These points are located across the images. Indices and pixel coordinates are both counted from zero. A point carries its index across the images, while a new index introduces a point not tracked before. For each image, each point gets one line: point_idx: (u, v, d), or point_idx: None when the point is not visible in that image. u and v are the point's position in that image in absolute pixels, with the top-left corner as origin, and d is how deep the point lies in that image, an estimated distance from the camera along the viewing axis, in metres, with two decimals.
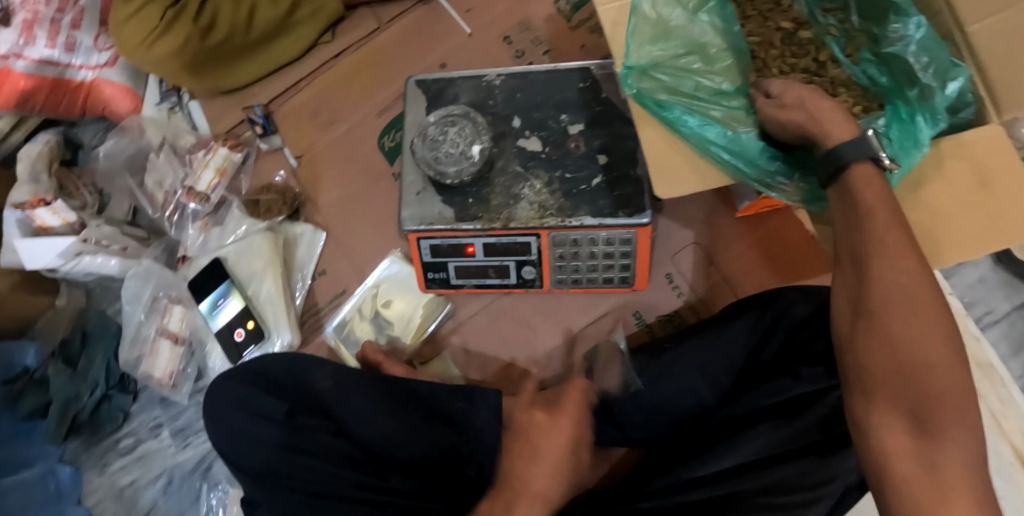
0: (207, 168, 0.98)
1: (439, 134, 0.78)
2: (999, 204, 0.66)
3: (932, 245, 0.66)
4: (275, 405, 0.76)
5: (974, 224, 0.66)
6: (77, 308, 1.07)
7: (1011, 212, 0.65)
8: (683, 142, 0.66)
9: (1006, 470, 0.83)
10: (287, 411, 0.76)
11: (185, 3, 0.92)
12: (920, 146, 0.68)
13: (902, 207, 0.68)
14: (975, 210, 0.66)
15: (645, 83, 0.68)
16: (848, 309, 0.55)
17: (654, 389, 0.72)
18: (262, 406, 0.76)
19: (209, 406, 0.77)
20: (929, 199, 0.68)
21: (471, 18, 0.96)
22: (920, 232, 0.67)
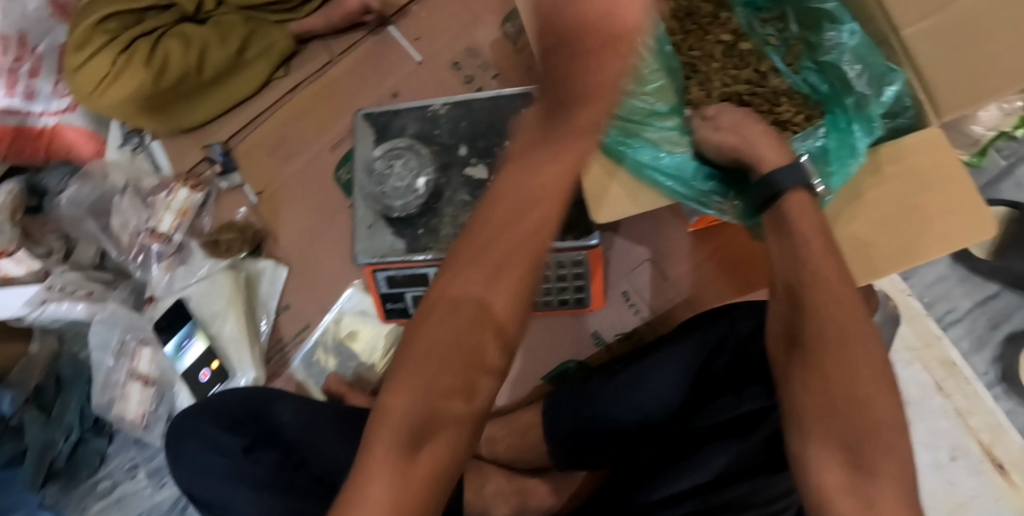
0: (168, 210, 0.98)
1: (386, 168, 0.79)
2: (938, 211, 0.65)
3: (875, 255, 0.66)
4: (233, 440, 0.74)
5: (914, 232, 0.65)
6: (51, 352, 1.06)
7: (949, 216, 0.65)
8: (619, 167, 0.66)
9: (977, 468, 0.82)
10: (245, 446, 0.74)
11: (135, 48, 0.93)
12: (857, 155, 0.67)
13: (842, 221, 0.68)
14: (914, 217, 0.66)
15: None
16: (780, 338, 0.59)
17: (609, 409, 0.70)
18: (221, 441, 0.74)
19: (174, 442, 0.76)
20: (868, 209, 0.67)
21: (420, 47, 0.97)
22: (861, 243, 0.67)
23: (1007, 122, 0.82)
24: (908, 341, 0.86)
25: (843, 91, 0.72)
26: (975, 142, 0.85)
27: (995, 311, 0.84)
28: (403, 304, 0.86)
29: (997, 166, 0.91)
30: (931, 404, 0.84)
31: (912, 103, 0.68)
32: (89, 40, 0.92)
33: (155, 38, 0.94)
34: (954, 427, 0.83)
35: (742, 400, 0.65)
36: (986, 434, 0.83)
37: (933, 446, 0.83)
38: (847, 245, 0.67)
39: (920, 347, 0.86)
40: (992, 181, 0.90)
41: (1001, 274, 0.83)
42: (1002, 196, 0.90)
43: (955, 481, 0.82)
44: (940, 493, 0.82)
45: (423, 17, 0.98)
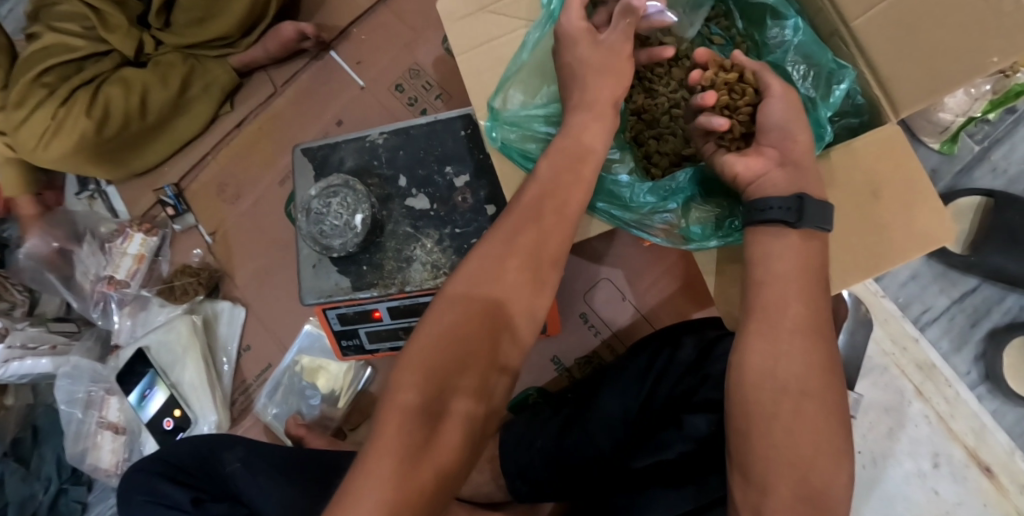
0: (125, 256, 0.96)
1: (322, 208, 0.76)
2: (896, 216, 0.57)
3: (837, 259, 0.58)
4: (180, 493, 0.67)
5: (875, 237, 0.57)
6: (26, 403, 1.07)
7: (914, 219, 0.57)
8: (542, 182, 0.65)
9: (960, 474, 0.85)
10: (194, 499, 0.67)
11: (73, 100, 0.91)
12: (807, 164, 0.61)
13: None
14: (874, 220, 0.58)
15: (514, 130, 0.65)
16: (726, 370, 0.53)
17: (560, 442, 0.70)
18: (167, 494, 0.67)
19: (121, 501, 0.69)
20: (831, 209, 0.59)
21: (362, 70, 0.94)
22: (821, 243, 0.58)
23: (977, 106, 0.76)
24: (884, 346, 0.88)
25: None
26: (942, 129, 0.82)
27: (973, 308, 0.87)
28: (357, 340, 0.83)
29: (971, 151, 0.89)
30: (912, 410, 0.87)
31: (863, 101, 0.62)
32: (28, 97, 0.92)
33: (94, 86, 0.92)
34: (935, 433, 0.86)
35: (684, 433, 0.61)
36: (970, 437, 0.85)
37: (916, 455, 0.86)
38: None
39: (898, 351, 0.88)
40: (965, 168, 0.88)
41: (978, 268, 0.84)
42: (975, 184, 0.89)
43: (939, 489, 0.85)
44: (924, 503, 0.85)
45: (363, 39, 0.95)
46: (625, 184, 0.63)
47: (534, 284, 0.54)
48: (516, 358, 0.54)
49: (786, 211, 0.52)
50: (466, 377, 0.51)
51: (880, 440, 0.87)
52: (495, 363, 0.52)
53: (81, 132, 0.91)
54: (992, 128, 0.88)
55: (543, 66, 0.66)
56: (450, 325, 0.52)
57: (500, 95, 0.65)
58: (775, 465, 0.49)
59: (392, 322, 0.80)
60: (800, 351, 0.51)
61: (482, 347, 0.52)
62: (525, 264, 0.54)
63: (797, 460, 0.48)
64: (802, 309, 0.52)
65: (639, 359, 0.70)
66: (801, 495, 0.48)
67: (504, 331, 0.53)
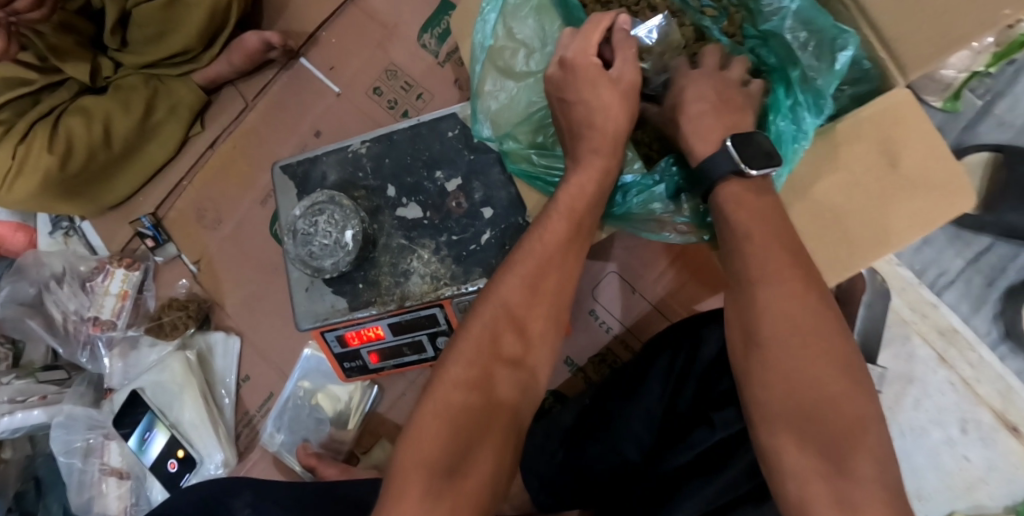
0: (108, 295, 0.92)
1: (309, 227, 0.73)
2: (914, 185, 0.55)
3: (871, 232, 0.55)
4: None
5: (902, 204, 0.55)
6: (25, 455, 1.04)
7: (936, 181, 0.54)
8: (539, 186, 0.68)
9: (990, 438, 0.82)
10: None
11: (32, 137, 0.86)
12: (802, 138, 0.57)
13: (832, 193, 0.56)
14: (899, 188, 0.55)
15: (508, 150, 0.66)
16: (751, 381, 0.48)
17: (579, 449, 0.68)
18: None
19: None
20: (851, 181, 0.56)
21: (336, 76, 0.89)
22: (852, 213, 0.56)
23: (979, 61, 0.71)
24: (903, 314, 0.85)
25: (786, 64, 0.61)
26: (945, 87, 0.77)
27: (989, 267, 0.83)
28: (361, 361, 0.79)
29: (974, 107, 0.85)
30: (935, 377, 0.84)
31: (871, 66, 0.58)
32: None
33: (53, 118, 0.87)
34: (961, 398, 0.83)
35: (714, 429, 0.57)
36: (997, 400, 0.82)
37: (943, 422, 0.83)
38: (836, 226, 0.56)
39: (917, 319, 0.85)
40: (970, 124, 0.85)
41: (991, 227, 0.81)
42: (982, 139, 0.85)
43: (968, 455, 0.82)
44: (954, 470, 0.82)
45: (333, 43, 0.90)
46: (624, 187, 0.62)
47: (550, 321, 0.55)
48: (527, 351, 0.54)
49: None
50: (481, 398, 0.51)
51: (904, 409, 0.84)
52: (501, 387, 0.52)
53: (44, 168, 0.86)
54: (994, 80, 0.84)
55: (510, 71, 0.66)
56: (460, 367, 0.52)
57: (482, 118, 0.66)
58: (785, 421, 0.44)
59: (395, 339, 0.76)
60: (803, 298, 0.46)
61: (482, 348, 0.52)
62: (533, 297, 0.54)
63: (816, 411, 0.43)
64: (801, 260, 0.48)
65: (660, 359, 0.65)
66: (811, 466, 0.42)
67: (503, 355, 0.53)
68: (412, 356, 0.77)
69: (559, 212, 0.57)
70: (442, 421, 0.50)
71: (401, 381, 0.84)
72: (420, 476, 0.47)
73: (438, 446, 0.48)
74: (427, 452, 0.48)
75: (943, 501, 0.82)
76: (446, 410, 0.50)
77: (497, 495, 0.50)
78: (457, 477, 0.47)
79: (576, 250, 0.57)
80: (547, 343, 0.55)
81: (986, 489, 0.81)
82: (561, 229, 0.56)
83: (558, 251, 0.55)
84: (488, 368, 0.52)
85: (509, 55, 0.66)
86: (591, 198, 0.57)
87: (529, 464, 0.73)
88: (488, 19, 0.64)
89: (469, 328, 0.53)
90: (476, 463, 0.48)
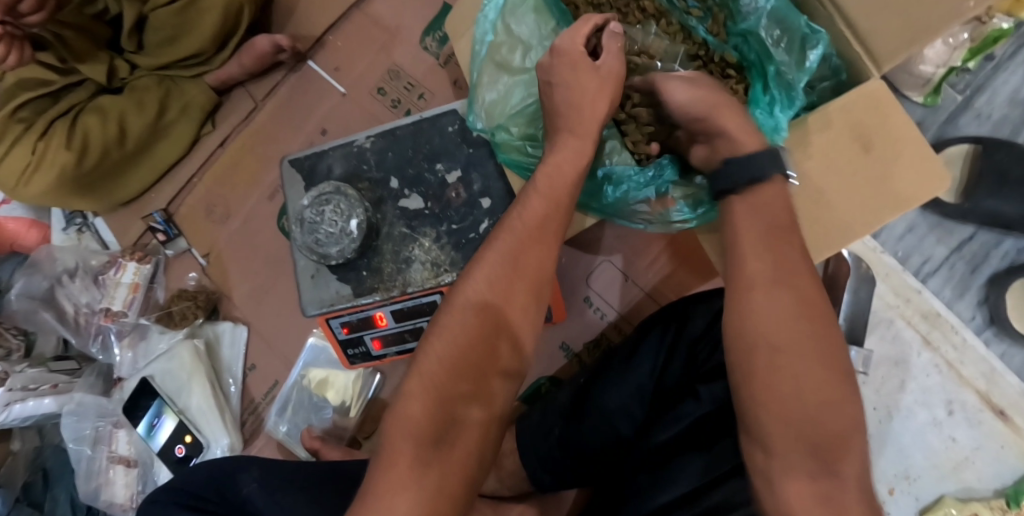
0: (119, 286, 0.95)
1: (316, 216, 0.76)
2: (884, 171, 0.59)
3: (851, 214, 0.59)
4: None
5: (880, 187, 0.59)
6: (34, 447, 1.06)
7: (911, 165, 0.58)
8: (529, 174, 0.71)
9: (975, 419, 0.85)
10: None
11: (52, 134, 0.90)
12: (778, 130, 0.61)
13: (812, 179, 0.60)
14: (876, 173, 0.59)
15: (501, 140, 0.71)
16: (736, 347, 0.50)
17: (573, 426, 0.70)
18: None
19: None
20: (829, 167, 0.60)
21: (342, 77, 0.93)
22: (833, 196, 0.60)
23: (956, 56, 0.77)
24: (888, 300, 0.89)
25: (763, 60, 0.65)
26: (924, 81, 0.83)
27: (972, 254, 0.88)
28: (364, 348, 0.81)
29: (955, 101, 0.89)
30: (920, 360, 0.87)
31: (840, 62, 0.64)
32: (5, 133, 0.91)
33: (71, 117, 0.91)
34: (946, 380, 0.86)
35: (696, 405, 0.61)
36: (981, 382, 0.86)
37: (930, 404, 0.86)
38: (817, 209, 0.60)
39: (902, 303, 0.88)
40: (951, 117, 0.89)
41: (972, 215, 0.84)
42: (962, 131, 0.89)
43: (955, 436, 0.85)
44: (942, 451, 0.85)
45: (339, 46, 0.94)
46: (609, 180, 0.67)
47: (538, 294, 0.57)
48: (523, 326, 0.56)
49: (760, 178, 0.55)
50: (474, 369, 0.54)
51: (892, 393, 0.87)
52: (493, 359, 0.55)
53: (61, 164, 0.89)
54: (972, 76, 0.89)
55: (507, 66, 0.71)
56: (450, 343, 0.54)
57: (477, 109, 0.71)
58: (767, 396, 0.47)
59: (397, 326, 0.78)
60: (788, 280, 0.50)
61: (467, 327, 0.54)
62: (524, 272, 0.57)
63: (805, 389, 0.47)
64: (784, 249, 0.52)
65: (652, 333, 0.69)
66: (794, 443, 0.46)
67: (499, 326, 0.55)
68: (413, 342, 0.79)
69: (539, 196, 0.59)
70: (428, 397, 0.52)
71: (402, 367, 0.87)
72: (406, 449, 0.50)
73: (426, 418, 0.51)
74: (416, 425, 0.51)
75: (933, 482, 0.85)
76: (438, 383, 0.52)
77: (484, 462, 0.53)
78: (444, 447, 0.50)
79: (554, 230, 0.59)
80: (537, 315, 0.57)
81: (973, 469, 0.84)
82: (549, 216, 0.59)
83: (545, 228, 0.58)
84: (480, 346, 0.54)
85: (507, 51, 0.71)
86: (579, 190, 0.61)
87: (525, 449, 0.74)
88: (487, 17, 0.69)
89: (455, 305, 0.56)
90: (460, 436, 0.51)
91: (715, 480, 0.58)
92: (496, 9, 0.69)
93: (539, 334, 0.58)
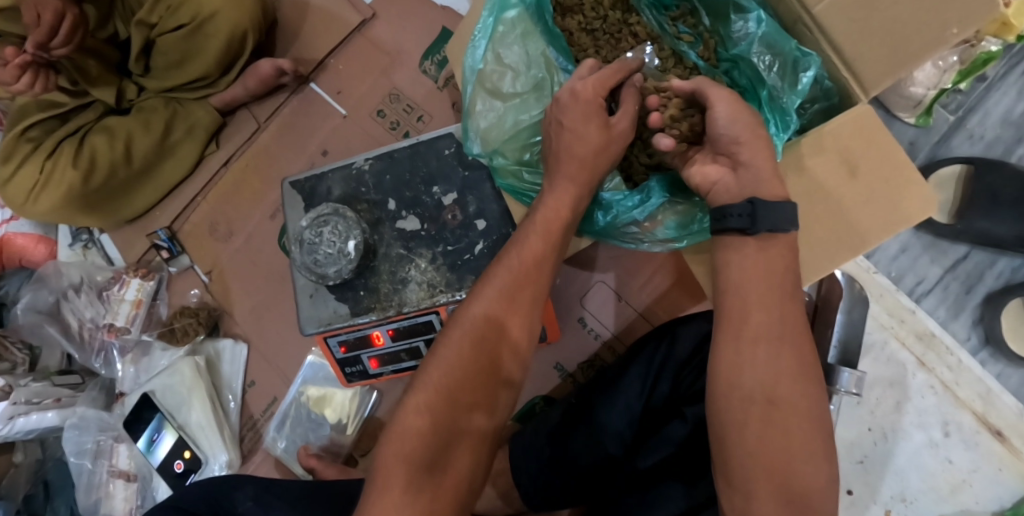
0: (123, 302, 0.97)
1: (315, 237, 0.78)
2: (866, 196, 0.60)
3: (837, 239, 0.61)
4: None
5: (866, 213, 0.60)
6: (36, 459, 1.07)
7: (899, 192, 0.59)
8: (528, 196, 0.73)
9: (972, 440, 0.86)
10: None
11: (59, 153, 0.93)
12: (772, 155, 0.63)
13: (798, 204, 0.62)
14: (863, 200, 0.60)
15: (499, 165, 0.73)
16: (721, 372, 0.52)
17: (565, 445, 0.71)
18: None
19: None
20: (814, 195, 0.61)
21: (343, 99, 0.95)
22: (819, 222, 0.61)
23: (946, 78, 0.78)
24: (882, 320, 0.89)
25: (756, 84, 0.67)
26: (915, 103, 0.84)
27: (966, 274, 0.89)
28: (361, 367, 0.83)
29: (947, 122, 0.91)
30: (916, 381, 0.88)
31: (832, 85, 0.65)
32: (15, 152, 0.94)
33: (79, 137, 0.94)
34: (941, 401, 0.87)
35: (678, 425, 0.62)
36: (978, 403, 0.86)
37: (926, 425, 0.87)
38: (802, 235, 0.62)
39: (896, 324, 0.89)
40: (943, 138, 0.90)
41: (964, 235, 0.85)
42: (955, 151, 0.90)
43: (951, 457, 0.86)
44: (939, 473, 0.85)
45: (341, 69, 0.96)
46: (601, 205, 0.68)
47: (530, 314, 0.59)
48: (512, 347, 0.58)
49: (742, 218, 0.53)
50: (463, 392, 0.55)
51: (889, 414, 0.87)
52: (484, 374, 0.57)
53: (68, 183, 0.92)
54: (964, 97, 0.90)
55: (499, 93, 0.72)
56: (443, 367, 0.56)
57: (473, 136, 0.73)
58: (750, 423, 0.50)
59: (394, 345, 0.80)
60: (782, 314, 0.52)
61: (461, 360, 0.56)
62: (517, 296, 0.59)
63: None
64: (781, 280, 0.53)
65: (644, 353, 0.70)
66: (772, 475, 0.48)
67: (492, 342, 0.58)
68: (409, 361, 0.81)
69: (536, 232, 0.62)
70: (424, 414, 0.54)
71: (399, 385, 0.88)
72: (403, 470, 0.52)
73: (420, 443, 0.53)
74: (411, 449, 0.53)
75: (931, 503, 0.85)
76: (428, 403, 0.55)
77: (474, 490, 0.54)
78: (438, 473, 0.52)
79: (549, 266, 0.61)
80: (532, 336, 0.60)
81: (971, 491, 0.85)
82: (540, 245, 0.61)
83: (539, 259, 0.61)
84: (470, 368, 0.56)
85: (497, 78, 0.72)
86: (567, 219, 0.62)
87: (519, 468, 0.75)
88: (478, 46, 0.72)
89: (453, 336, 0.58)
90: (453, 462, 0.53)
91: (699, 506, 0.57)
92: (484, 39, 0.72)
93: (529, 353, 0.60)
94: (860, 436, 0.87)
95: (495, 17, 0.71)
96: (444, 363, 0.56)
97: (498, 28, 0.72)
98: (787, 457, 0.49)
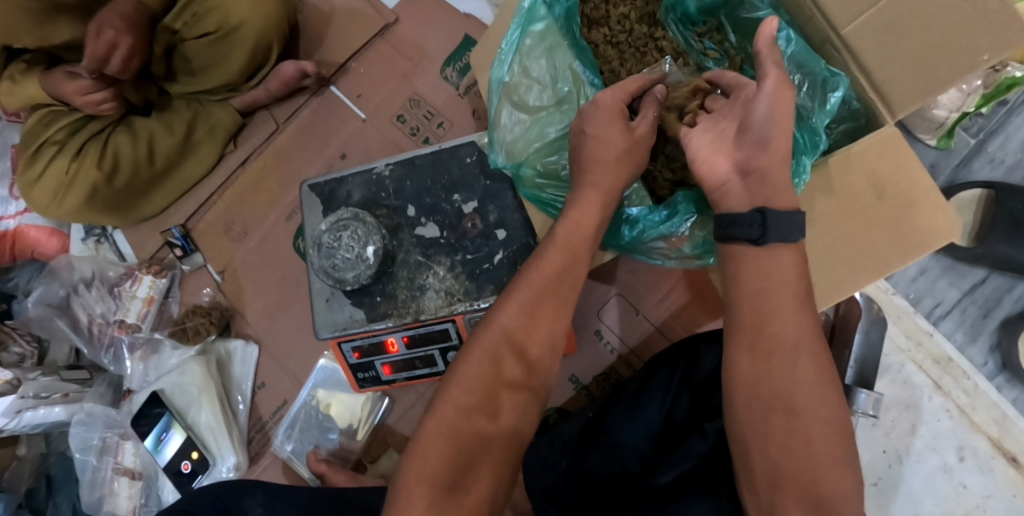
0: (134, 299, 0.96)
1: (333, 241, 0.77)
2: (888, 221, 0.60)
3: (861, 261, 0.60)
4: None
5: (891, 235, 0.59)
6: (39, 453, 1.06)
7: (923, 216, 0.59)
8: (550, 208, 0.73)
9: (987, 466, 0.85)
10: None
11: (86, 152, 0.92)
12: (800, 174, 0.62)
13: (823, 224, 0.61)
14: (888, 221, 0.60)
15: (525, 178, 0.72)
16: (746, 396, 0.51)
17: (582, 458, 0.71)
18: None
19: None
20: (839, 216, 0.61)
21: (363, 102, 0.95)
22: (843, 242, 0.61)
23: (970, 101, 0.78)
24: (899, 343, 0.89)
25: None
26: (937, 126, 0.84)
27: (984, 298, 0.88)
28: (373, 372, 0.82)
29: (968, 145, 0.90)
30: (931, 404, 0.87)
31: (859, 106, 0.64)
32: (42, 155, 0.94)
33: (103, 137, 0.94)
34: (957, 426, 0.86)
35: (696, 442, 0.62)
36: (993, 428, 0.86)
37: (940, 449, 0.86)
38: (826, 255, 0.61)
39: (913, 346, 0.89)
40: (964, 161, 0.90)
41: (984, 259, 0.85)
42: (975, 175, 0.90)
43: (966, 482, 0.85)
44: (953, 498, 0.85)
45: (362, 72, 0.96)
46: (627, 220, 0.68)
47: (553, 327, 0.59)
48: (531, 362, 0.58)
49: (749, 228, 0.52)
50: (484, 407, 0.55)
51: (902, 437, 0.87)
52: (504, 389, 0.57)
53: (92, 183, 0.92)
54: (985, 120, 0.90)
55: (524, 105, 0.72)
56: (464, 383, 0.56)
57: (498, 148, 0.72)
58: (773, 448, 0.49)
59: (407, 352, 0.79)
60: (811, 340, 0.51)
61: (484, 377, 0.56)
62: (542, 310, 0.59)
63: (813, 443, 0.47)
64: (811, 305, 0.52)
65: (663, 369, 0.69)
66: (797, 505, 0.48)
67: (511, 356, 0.58)
68: (424, 369, 0.80)
69: (560, 248, 0.61)
70: (441, 430, 0.54)
71: (411, 393, 0.87)
72: (422, 490, 0.52)
73: (440, 464, 0.53)
74: (431, 470, 0.53)
75: None
76: (450, 419, 0.55)
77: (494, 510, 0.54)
78: (460, 494, 0.52)
79: (572, 280, 0.61)
80: (555, 352, 0.60)
81: None
82: (564, 262, 0.61)
83: (563, 274, 0.61)
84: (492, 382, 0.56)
85: (523, 90, 0.72)
86: (592, 236, 0.62)
87: (532, 479, 0.75)
88: (504, 58, 0.71)
89: (475, 353, 0.57)
90: (475, 482, 0.53)
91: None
92: (510, 52, 0.71)
93: (549, 367, 0.59)
94: (874, 459, 0.87)
95: (521, 29, 0.71)
96: (465, 377, 0.56)
97: (525, 40, 0.71)
98: (814, 488, 0.48)
